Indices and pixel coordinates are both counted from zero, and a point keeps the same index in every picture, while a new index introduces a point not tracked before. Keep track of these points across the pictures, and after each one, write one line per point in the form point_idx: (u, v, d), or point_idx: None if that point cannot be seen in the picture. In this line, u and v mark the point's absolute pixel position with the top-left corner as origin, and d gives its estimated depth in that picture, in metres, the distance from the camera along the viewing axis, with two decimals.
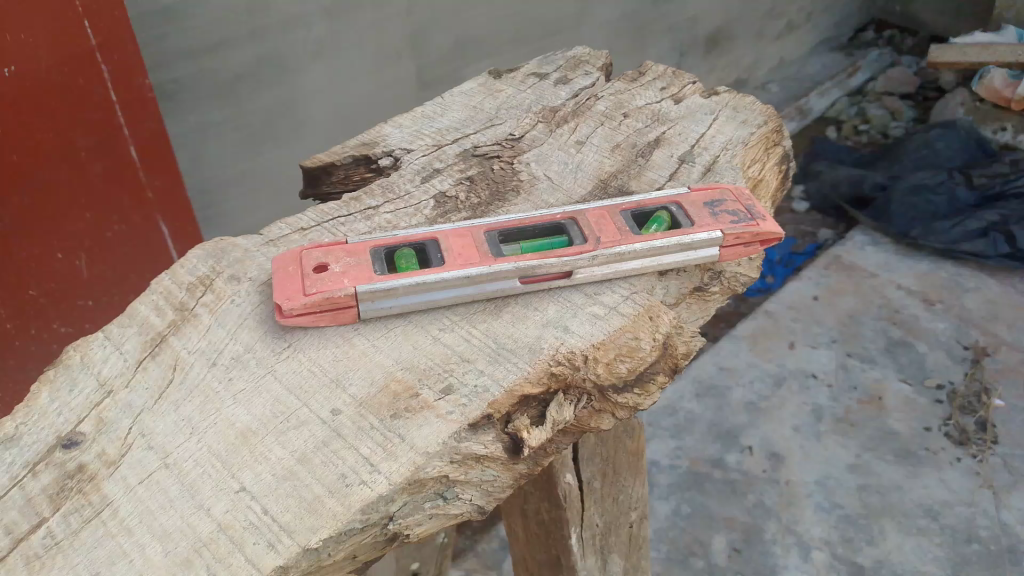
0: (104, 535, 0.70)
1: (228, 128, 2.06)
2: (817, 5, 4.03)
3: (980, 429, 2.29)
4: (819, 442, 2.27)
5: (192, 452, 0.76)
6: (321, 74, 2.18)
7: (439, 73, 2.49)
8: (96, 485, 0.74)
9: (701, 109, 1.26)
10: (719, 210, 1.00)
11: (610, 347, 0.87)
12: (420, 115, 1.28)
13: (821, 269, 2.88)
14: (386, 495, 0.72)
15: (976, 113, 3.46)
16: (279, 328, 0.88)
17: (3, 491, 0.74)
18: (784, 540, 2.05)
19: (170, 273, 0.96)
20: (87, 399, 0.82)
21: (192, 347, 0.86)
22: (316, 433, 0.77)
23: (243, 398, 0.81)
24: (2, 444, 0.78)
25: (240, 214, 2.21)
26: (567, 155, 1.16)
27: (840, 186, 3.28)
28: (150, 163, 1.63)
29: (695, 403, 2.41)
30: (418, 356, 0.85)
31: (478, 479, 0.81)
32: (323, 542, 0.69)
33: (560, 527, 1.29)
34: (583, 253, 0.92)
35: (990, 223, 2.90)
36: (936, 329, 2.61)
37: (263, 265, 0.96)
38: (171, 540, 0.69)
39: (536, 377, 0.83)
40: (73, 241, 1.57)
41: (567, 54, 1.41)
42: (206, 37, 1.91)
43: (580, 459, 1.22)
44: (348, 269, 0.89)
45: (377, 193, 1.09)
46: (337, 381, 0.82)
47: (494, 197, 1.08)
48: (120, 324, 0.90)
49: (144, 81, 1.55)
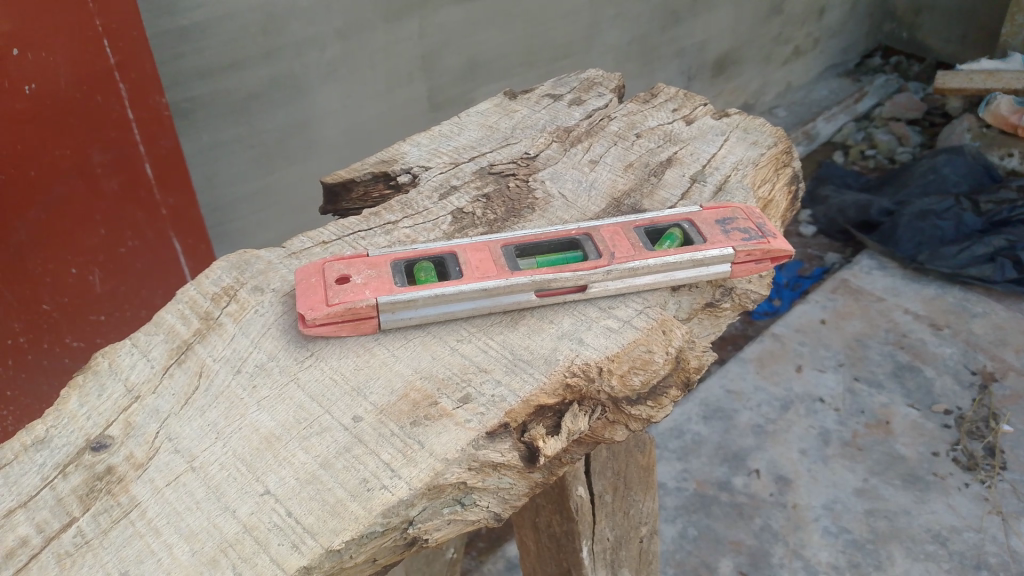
0: (132, 535, 0.72)
1: (243, 146, 2.10)
2: (824, 31, 4.07)
3: (988, 455, 2.29)
4: (827, 466, 2.28)
5: (218, 456, 0.78)
6: (334, 95, 2.23)
7: (451, 95, 2.54)
8: (125, 487, 0.76)
9: (712, 130, 1.29)
10: (730, 228, 1.03)
11: (623, 359, 0.89)
12: (437, 134, 1.31)
13: (828, 292, 2.89)
14: (406, 500, 0.74)
15: (983, 139, 3.51)
16: (302, 337, 0.90)
17: (35, 491, 0.77)
18: (791, 564, 2.04)
19: (195, 283, 0.99)
20: (115, 403, 0.85)
21: (216, 355, 0.89)
22: (338, 438, 0.79)
23: (267, 404, 0.83)
24: (33, 446, 0.81)
25: (253, 231, 2.25)
26: (581, 173, 1.19)
27: (847, 211, 3.31)
28: (166, 182, 1.66)
29: (702, 425, 2.42)
30: (437, 365, 0.87)
31: (496, 486, 0.83)
32: (345, 544, 0.70)
33: (571, 540, 1.30)
34: (597, 268, 0.94)
35: (998, 248, 2.92)
36: (943, 353, 2.63)
37: (286, 277, 0.99)
38: (197, 540, 0.71)
39: (551, 388, 0.85)
40: (88, 255, 1.61)
41: (581, 75, 1.45)
42: (223, 56, 1.96)
43: (591, 472, 1.23)
44: (369, 280, 0.92)
45: (396, 209, 1.12)
46: (358, 389, 0.84)
47: (510, 213, 1.11)
48: (147, 332, 0.93)
49: (161, 100, 1.59)
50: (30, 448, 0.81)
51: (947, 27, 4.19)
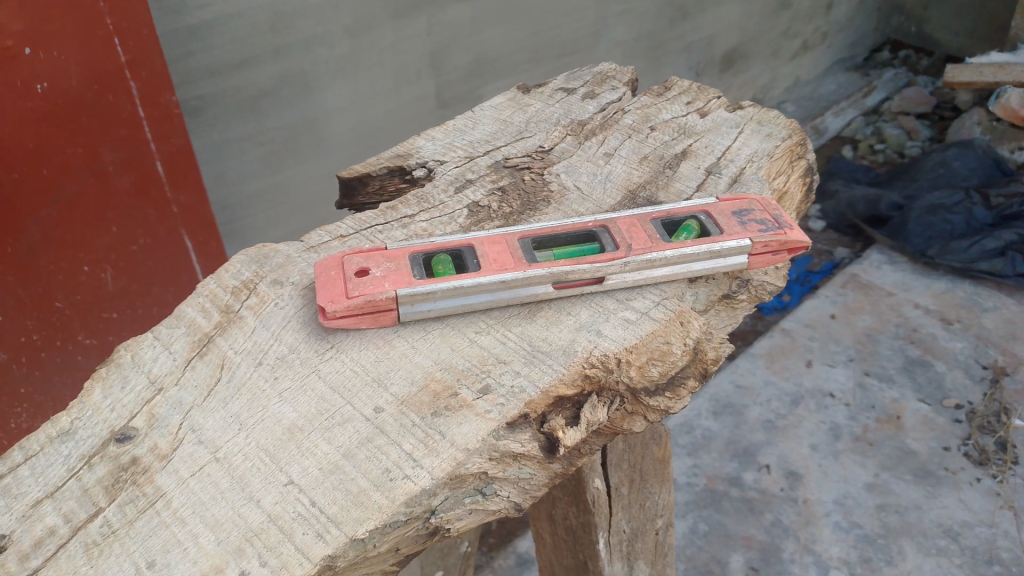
0: (158, 524, 0.73)
1: (253, 143, 2.11)
2: (832, 26, 4.06)
3: (1000, 449, 2.29)
4: (837, 461, 2.28)
5: (241, 447, 0.79)
6: (342, 93, 2.23)
7: (458, 92, 2.54)
8: (149, 477, 0.77)
9: (726, 123, 1.29)
10: (747, 219, 1.03)
11: (642, 350, 0.89)
12: (451, 128, 1.31)
13: (839, 287, 2.89)
14: (429, 489, 0.74)
15: (993, 133, 3.49)
16: (322, 330, 0.91)
17: (61, 481, 0.77)
18: (802, 559, 2.04)
19: (215, 277, 1.00)
20: (138, 395, 0.85)
21: (238, 347, 0.89)
22: (360, 429, 0.80)
23: (288, 396, 0.84)
24: (58, 438, 0.82)
25: (264, 228, 2.26)
26: (596, 166, 1.19)
27: (857, 206, 3.30)
28: (177, 180, 1.67)
29: (713, 420, 2.42)
30: (456, 357, 0.88)
31: (516, 476, 0.83)
32: (369, 533, 0.71)
33: (588, 531, 1.30)
34: (615, 259, 0.95)
35: (1008, 243, 2.92)
36: (954, 348, 2.62)
37: (305, 270, 0.99)
38: (223, 529, 0.72)
39: (570, 379, 0.85)
40: (99, 254, 1.61)
41: (594, 69, 1.45)
42: (231, 55, 1.97)
43: (608, 464, 1.24)
44: (388, 273, 0.92)
45: (412, 203, 1.12)
46: (379, 379, 0.85)
47: (526, 207, 1.11)
48: (169, 325, 0.94)
49: (171, 98, 1.60)
50: (55, 440, 0.82)
51: (957, 20, 4.17)
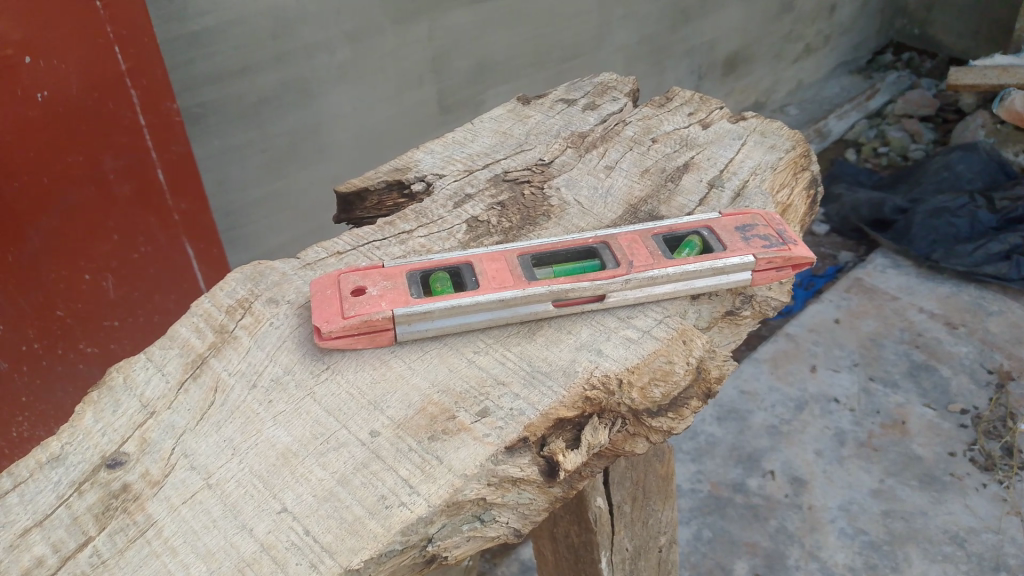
0: (149, 554, 0.71)
1: (253, 150, 2.09)
2: (836, 28, 4.04)
3: (1006, 454, 2.26)
4: (842, 467, 2.25)
5: (234, 473, 0.77)
6: (343, 99, 2.22)
7: (460, 97, 2.53)
8: (140, 505, 0.75)
9: (729, 134, 1.27)
10: (750, 234, 1.01)
11: (644, 370, 0.88)
12: (450, 141, 1.30)
13: (842, 292, 2.87)
14: (426, 517, 0.72)
15: (997, 135, 3.46)
16: (317, 350, 0.89)
17: (50, 509, 0.76)
18: (807, 566, 2.02)
19: (209, 295, 0.98)
20: (130, 419, 0.84)
21: (232, 369, 0.88)
22: (356, 454, 0.78)
23: (282, 419, 0.82)
24: (49, 463, 0.80)
25: (265, 236, 2.24)
26: (597, 179, 1.17)
27: (861, 209, 3.27)
28: (178, 186, 1.66)
29: (716, 426, 2.40)
30: (454, 378, 0.86)
31: (515, 502, 0.82)
32: (364, 563, 0.69)
33: (590, 550, 1.28)
34: (616, 277, 0.93)
35: (1013, 246, 2.89)
36: (959, 352, 2.59)
37: (301, 289, 0.98)
38: (215, 559, 0.70)
39: (570, 402, 0.84)
40: (101, 261, 1.60)
41: (595, 80, 1.43)
42: (233, 62, 1.95)
43: (611, 483, 1.22)
44: (385, 292, 0.91)
45: (410, 218, 1.11)
46: (375, 402, 0.83)
47: (526, 222, 1.09)
48: (162, 345, 0.92)
49: (173, 105, 1.58)
50: (46, 465, 0.80)
51: (960, 22, 4.15)
